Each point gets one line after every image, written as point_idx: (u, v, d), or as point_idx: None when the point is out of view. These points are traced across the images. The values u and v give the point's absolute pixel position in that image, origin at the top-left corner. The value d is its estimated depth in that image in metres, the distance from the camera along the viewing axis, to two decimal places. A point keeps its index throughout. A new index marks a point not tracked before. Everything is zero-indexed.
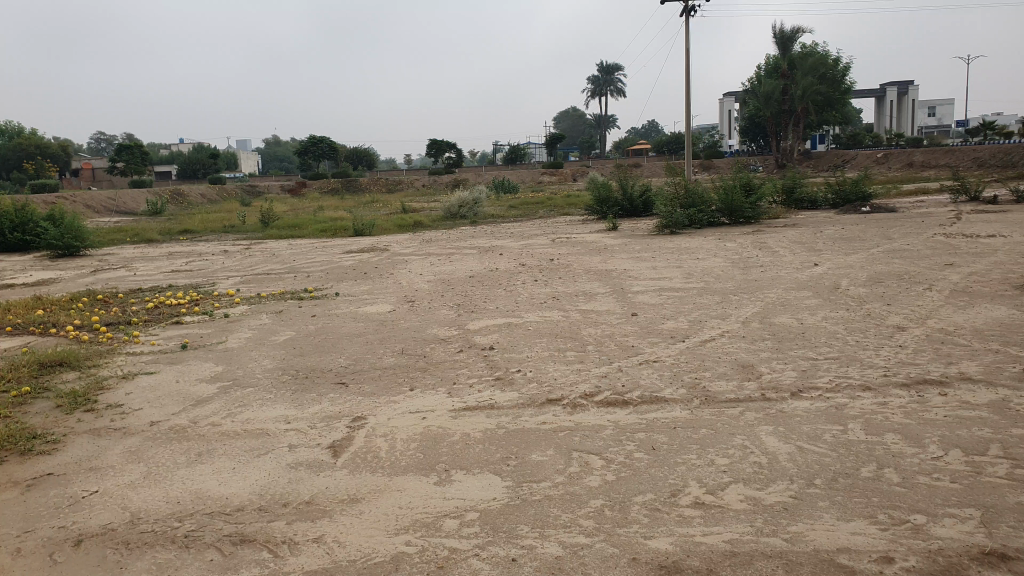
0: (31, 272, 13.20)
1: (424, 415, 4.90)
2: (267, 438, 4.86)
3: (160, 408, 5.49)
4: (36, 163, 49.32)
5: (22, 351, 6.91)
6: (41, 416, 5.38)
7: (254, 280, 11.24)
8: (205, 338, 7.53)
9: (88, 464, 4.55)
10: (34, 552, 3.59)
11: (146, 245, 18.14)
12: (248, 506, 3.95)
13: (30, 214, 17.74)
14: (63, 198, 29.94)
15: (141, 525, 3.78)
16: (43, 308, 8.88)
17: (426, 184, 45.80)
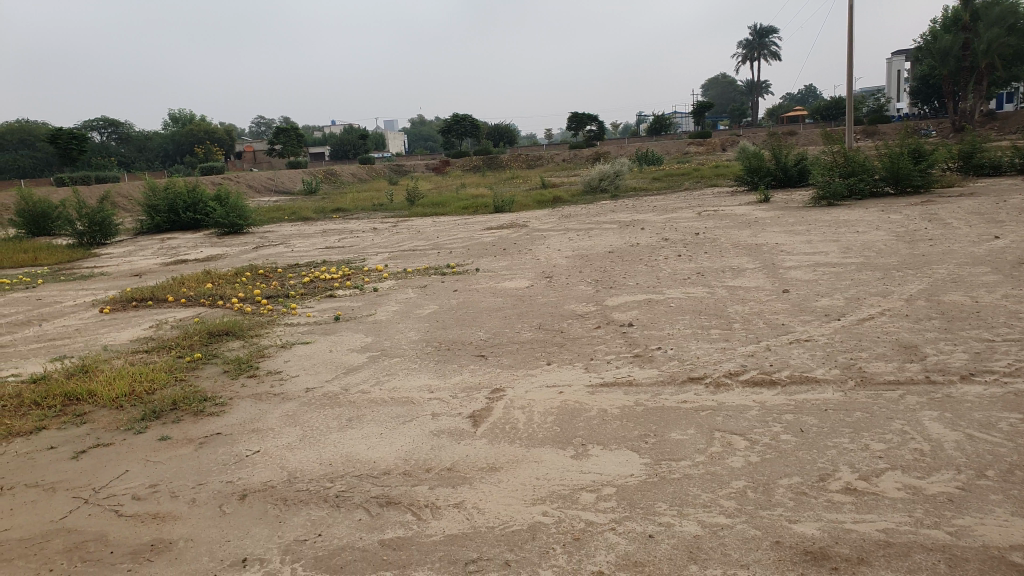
0: (203, 249, 14.42)
1: (562, 389, 4.92)
2: (412, 406, 5.06)
3: (315, 375, 5.86)
4: (208, 149, 53.68)
5: (194, 321, 7.58)
6: (211, 380, 5.89)
7: (400, 256, 11.71)
8: (356, 310, 7.94)
9: (251, 426, 4.93)
10: (206, 502, 3.95)
11: (303, 223, 19.33)
12: (394, 470, 4.13)
13: (201, 195, 19.34)
14: (228, 180, 32.48)
15: (298, 484, 4.06)
16: (213, 282, 9.67)
17: (568, 158, 45.68)
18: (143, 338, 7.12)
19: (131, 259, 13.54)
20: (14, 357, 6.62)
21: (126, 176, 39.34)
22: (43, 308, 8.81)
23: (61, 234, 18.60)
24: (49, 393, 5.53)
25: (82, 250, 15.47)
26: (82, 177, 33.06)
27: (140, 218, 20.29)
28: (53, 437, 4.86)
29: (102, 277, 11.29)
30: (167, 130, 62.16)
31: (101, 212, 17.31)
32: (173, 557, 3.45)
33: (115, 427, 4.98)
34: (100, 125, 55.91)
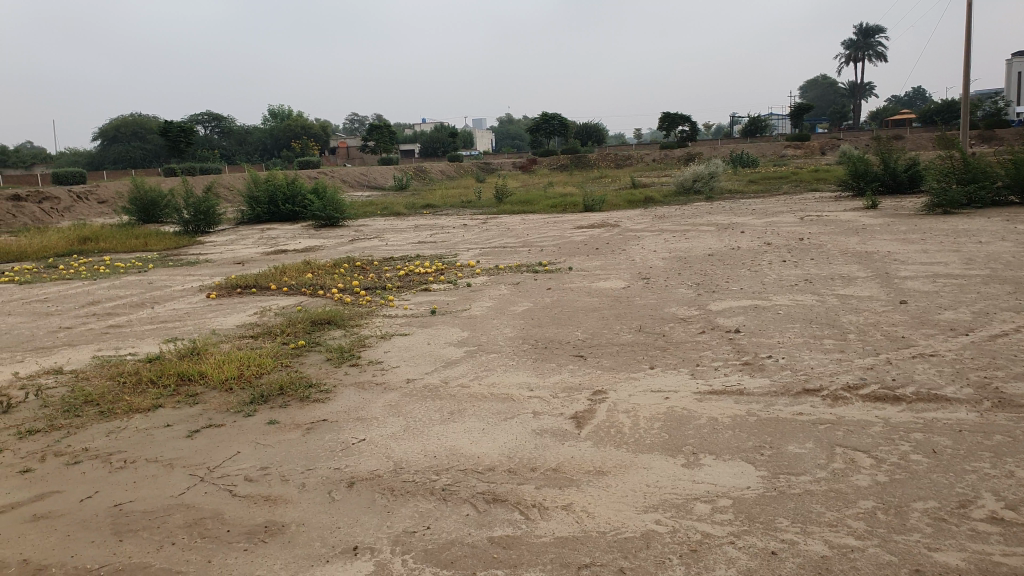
0: (301, 240, 14.86)
1: (667, 395, 4.79)
2: (513, 403, 5.04)
3: (414, 367, 5.92)
4: (304, 144, 55.44)
5: (297, 309, 7.77)
6: (314, 367, 6.02)
7: (492, 252, 11.76)
8: (452, 305, 8.00)
9: (355, 414, 5.00)
10: (316, 488, 4.00)
11: (395, 218, 19.70)
12: (499, 466, 4.11)
13: (298, 187, 19.95)
14: (324, 174, 33.52)
15: (404, 475, 4.08)
16: (313, 272, 9.93)
17: (659, 158, 45.01)
18: (249, 324, 7.33)
19: (234, 247, 14.07)
20: (131, 337, 6.91)
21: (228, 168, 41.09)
22: (155, 291, 9.23)
23: (168, 221, 19.50)
24: (164, 372, 5.74)
25: (188, 237, 16.17)
26: (188, 168, 34.72)
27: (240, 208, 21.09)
28: (169, 415, 5.01)
29: (208, 264, 11.76)
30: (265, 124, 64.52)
31: (206, 201, 18.05)
32: (287, 541, 3.49)
33: (226, 409, 5.12)
34: (204, 118, 58.52)
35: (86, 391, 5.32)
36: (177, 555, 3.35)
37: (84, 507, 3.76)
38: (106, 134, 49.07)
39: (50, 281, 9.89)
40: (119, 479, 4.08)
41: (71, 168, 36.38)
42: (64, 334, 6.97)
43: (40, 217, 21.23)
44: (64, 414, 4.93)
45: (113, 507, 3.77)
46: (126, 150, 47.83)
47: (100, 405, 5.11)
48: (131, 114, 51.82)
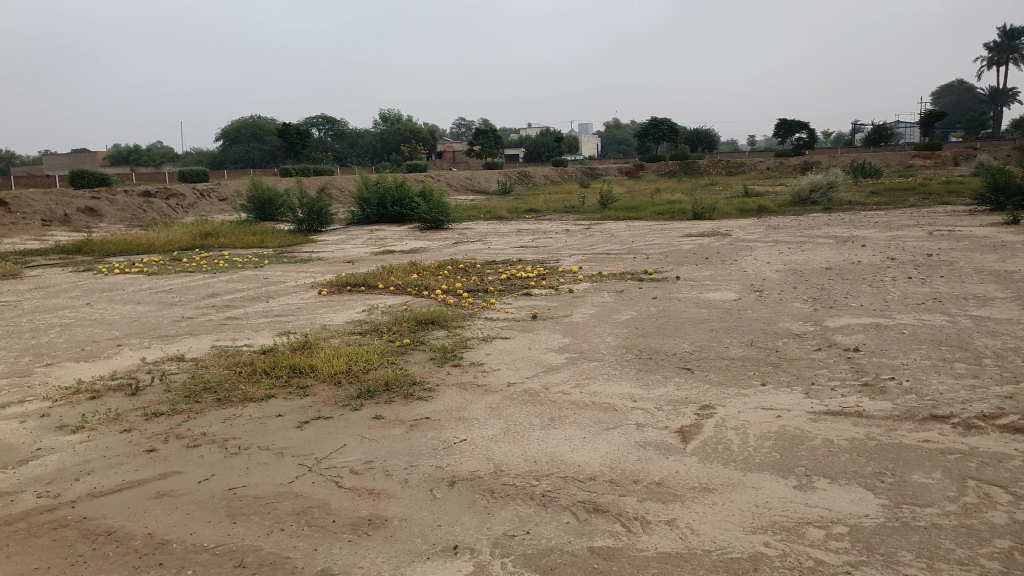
0: (408, 241, 15.23)
1: (780, 414, 4.59)
2: (615, 413, 4.96)
3: (516, 371, 5.93)
4: (412, 148, 56.87)
5: (402, 308, 7.95)
6: (418, 365, 6.12)
7: (596, 259, 11.67)
8: (554, 310, 7.99)
9: (457, 414, 5.05)
10: (418, 484, 4.05)
11: (499, 221, 19.89)
12: (600, 476, 4.04)
13: (406, 189, 20.46)
14: (431, 178, 34.31)
15: (504, 477, 4.08)
16: (418, 273, 10.13)
17: (772, 167, 43.60)
18: (356, 321, 7.56)
19: (344, 247, 14.57)
20: (247, 329, 7.25)
21: (341, 171, 42.68)
22: (270, 286, 9.66)
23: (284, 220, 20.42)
24: (277, 363, 5.97)
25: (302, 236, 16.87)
26: (303, 169, 36.23)
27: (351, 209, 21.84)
28: (281, 405, 5.21)
29: (320, 261, 12.23)
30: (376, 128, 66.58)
31: (319, 201, 18.79)
32: (389, 535, 3.54)
33: (334, 402, 5.27)
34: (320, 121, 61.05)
35: (207, 379, 5.60)
36: (286, 541, 3.46)
37: (202, 489, 3.94)
38: (229, 136, 51.97)
39: (176, 273, 10.52)
40: (235, 464, 4.27)
41: (198, 167, 38.68)
42: (187, 323, 7.39)
43: (168, 213, 22.67)
44: (186, 399, 5.20)
45: (228, 490, 3.94)
46: (247, 151, 50.47)
47: (218, 392, 5.36)
48: (253, 116, 54.65)
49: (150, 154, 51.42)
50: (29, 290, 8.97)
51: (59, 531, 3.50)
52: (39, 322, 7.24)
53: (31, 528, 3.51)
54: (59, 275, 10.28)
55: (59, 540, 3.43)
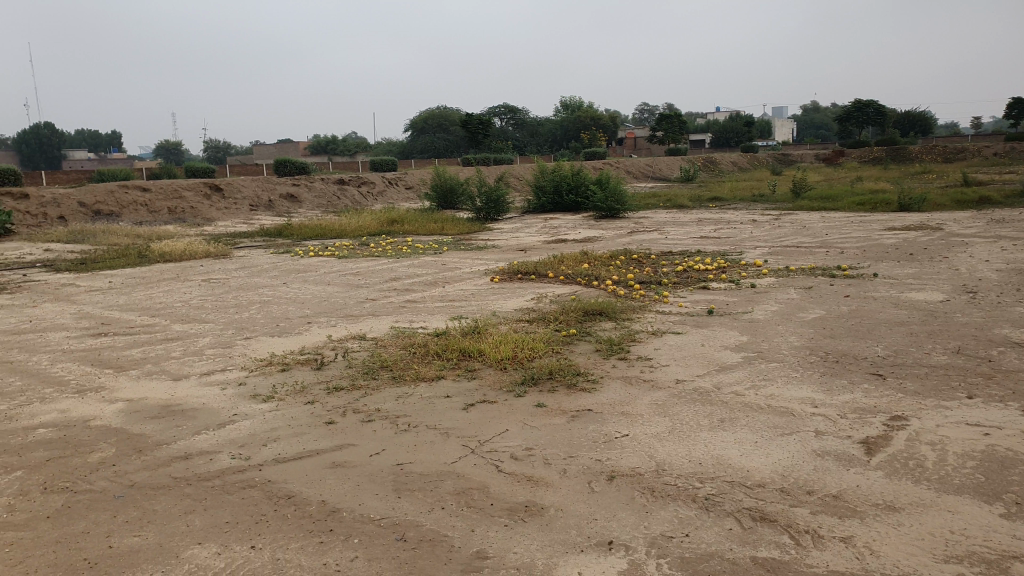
0: (583, 230, 15.23)
1: (987, 432, 4.09)
2: (792, 418, 4.64)
3: (685, 368, 5.72)
4: (592, 136, 56.76)
5: (572, 298, 7.93)
6: (584, 356, 6.07)
7: (782, 252, 11.03)
8: (731, 306, 7.64)
9: (620, 408, 4.93)
10: (576, 476, 3.96)
11: (678, 211, 19.38)
12: (770, 484, 3.79)
13: (583, 178, 20.46)
14: (611, 166, 34.12)
15: (665, 477, 3.91)
16: (590, 262, 10.09)
17: (997, 152, 39.12)
18: (526, 309, 7.64)
19: (519, 235, 14.84)
20: (423, 312, 7.55)
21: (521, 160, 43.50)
22: (446, 272, 10.02)
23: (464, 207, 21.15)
24: (448, 347, 6.14)
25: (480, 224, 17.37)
26: (485, 158, 37.35)
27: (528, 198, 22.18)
28: (449, 386, 5.33)
29: (495, 249, 12.52)
30: (557, 116, 67.10)
31: (496, 190, 19.26)
32: (545, 523, 3.49)
33: (498, 387, 5.32)
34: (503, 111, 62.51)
35: (383, 358, 5.88)
36: (445, 520, 3.52)
37: (372, 462, 4.11)
38: (417, 126, 54.70)
39: (362, 257, 11.19)
40: (404, 441, 4.39)
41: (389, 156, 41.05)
42: (369, 304, 7.83)
43: (359, 200, 24.25)
44: (363, 375, 5.49)
45: (395, 466, 4.07)
46: (433, 141, 52.84)
47: (393, 370, 5.61)
48: (439, 107, 57.02)
49: (346, 144, 55.18)
50: (236, 269, 9.92)
51: (246, 491, 3.80)
52: (243, 298, 7.98)
53: (224, 486, 3.86)
54: (262, 255, 11.29)
55: (247, 499, 3.73)
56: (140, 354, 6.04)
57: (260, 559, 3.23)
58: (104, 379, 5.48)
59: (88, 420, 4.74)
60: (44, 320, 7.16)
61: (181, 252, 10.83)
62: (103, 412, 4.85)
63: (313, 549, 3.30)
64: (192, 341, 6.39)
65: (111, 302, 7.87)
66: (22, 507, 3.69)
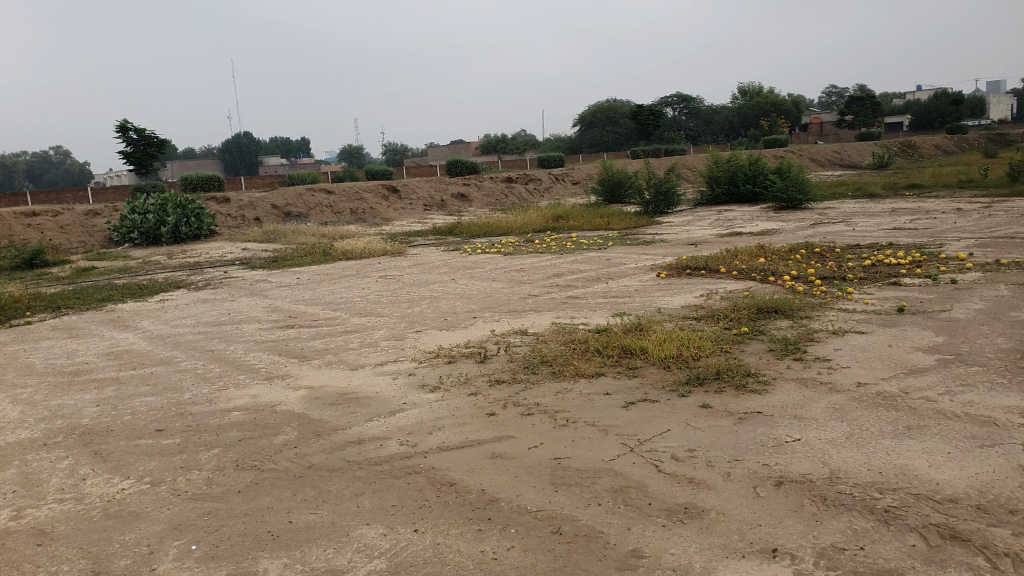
0: (759, 223, 14.55)
1: None
2: (994, 429, 4.16)
3: (869, 370, 5.28)
4: (771, 123, 53.96)
5: (743, 295, 7.55)
6: (755, 356, 5.61)
7: (991, 244, 9.93)
8: (926, 304, 6.97)
9: (793, 412, 4.50)
10: (741, 479, 3.71)
11: (868, 201, 18.01)
12: (964, 500, 3.42)
13: (761, 168, 19.54)
14: (793, 153, 32.37)
15: (840, 485, 3.61)
16: (766, 257, 9.60)
17: None
18: (693, 305, 7.36)
19: (691, 229, 14.44)
20: (587, 308, 7.52)
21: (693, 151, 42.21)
22: (612, 267, 9.94)
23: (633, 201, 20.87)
24: (609, 344, 5.83)
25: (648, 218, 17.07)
26: (657, 150, 36.68)
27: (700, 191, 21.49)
28: (610, 384, 5.07)
29: (663, 244, 12.25)
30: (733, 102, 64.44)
31: (667, 182, 18.85)
32: (705, 527, 3.32)
33: (661, 386, 4.95)
34: (675, 101, 61.01)
35: (544, 352, 5.83)
36: (601, 517, 3.46)
37: (531, 455, 4.10)
38: (587, 120, 54.82)
39: (528, 253, 11.36)
40: (562, 436, 4.31)
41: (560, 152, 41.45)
42: (534, 300, 7.92)
43: (528, 196, 24.69)
44: (524, 370, 5.48)
45: (553, 459, 4.03)
46: (604, 135, 52.69)
47: (553, 366, 5.51)
48: (609, 100, 56.65)
49: (516, 142, 56.34)
50: (410, 265, 10.44)
51: (412, 477, 3.98)
52: (415, 294, 8.37)
53: (392, 471, 4.06)
54: (434, 253, 11.79)
55: (412, 484, 3.90)
56: (321, 345, 6.51)
57: (421, 542, 3.37)
58: (290, 368, 5.96)
59: (276, 404, 5.18)
60: (241, 313, 7.90)
61: (361, 250, 11.55)
62: (288, 398, 5.28)
63: (472, 536, 3.39)
64: (367, 334, 6.79)
65: (297, 296, 8.55)
66: (219, 480, 4.10)
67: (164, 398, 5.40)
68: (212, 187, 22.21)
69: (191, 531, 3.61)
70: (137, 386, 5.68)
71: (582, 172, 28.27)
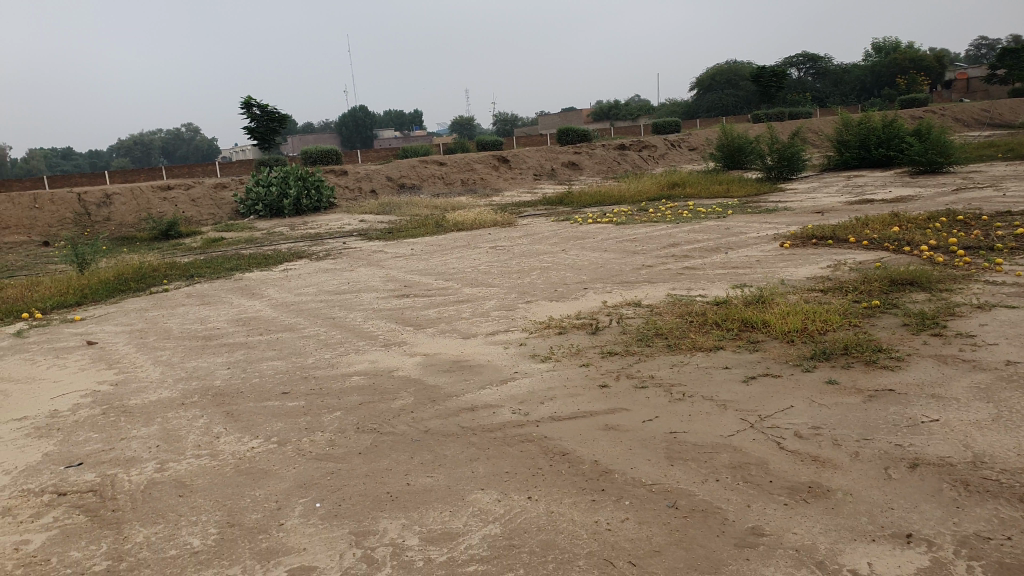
0: (892, 189, 13.66)
1: None
2: None
3: (1019, 347, 4.84)
4: (907, 80, 50.24)
5: (876, 266, 7.09)
6: (887, 331, 5.26)
7: None
8: None
9: (931, 391, 4.20)
10: (872, 460, 3.51)
11: (1020, 163, 16.52)
12: None
13: (897, 130, 18.30)
14: (932, 113, 30.11)
15: (985, 470, 3.34)
16: (900, 225, 9.00)
17: None
18: (819, 277, 6.97)
19: (815, 196, 13.73)
20: (704, 279, 7.29)
21: (819, 113, 39.96)
22: (730, 237, 9.59)
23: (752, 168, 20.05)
24: (728, 316, 5.64)
25: (769, 184, 16.35)
26: (781, 113, 35.03)
27: (825, 156, 20.37)
28: (728, 358, 4.91)
29: (785, 212, 11.72)
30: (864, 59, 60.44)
31: (791, 147, 18.00)
32: (831, 507, 3.16)
33: (784, 360, 4.75)
34: (799, 61, 57.90)
35: (658, 325, 5.70)
36: (719, 493, 3.36)
37: (645, 428, 4.03)
38: (704, 84, 53.07)
39: (641, 223, 11.14)
40: (677, 409, 4.22)
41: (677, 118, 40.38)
42: (647, 272, 7.76)
43: (641, 164, 24.22)
44: (637, 342, 5.38)
45: (668, 433, 3.95)
46: (722, 99, 50.85)
47: (669, 338, 5.37)
48: (727, 61, 54.39)
49: (629, 108, 55.16)
50: (521, 236, 10.46)
51: (525, 445, 3.99)
52: (525, 265, 8.37)
53: (505, 438, 4.09)
54: (545, 223, 11.75)
55: (525, 452, 3.92)
56: (435, 314, 6.64)
57: (535, 510, 3.38)
58: (406, 335, 6.11)
59: (393, 370, 5.33)
60: (359, 282, 8.17)
61: (472, 221, 11.68)
62: (404, 364, 5.42)
63: (585, 506, 3.37)
64: (480, 303, 6.87)
65: (411, 267, 8.74)
66: (341, 442, 4.27)
67: (288, 362, 5.67)
68: (330, 160, 23.04)
69: (315, 489, 3.77)
70: (264, 350, 5.99)
71: (697, 138, 27.40)
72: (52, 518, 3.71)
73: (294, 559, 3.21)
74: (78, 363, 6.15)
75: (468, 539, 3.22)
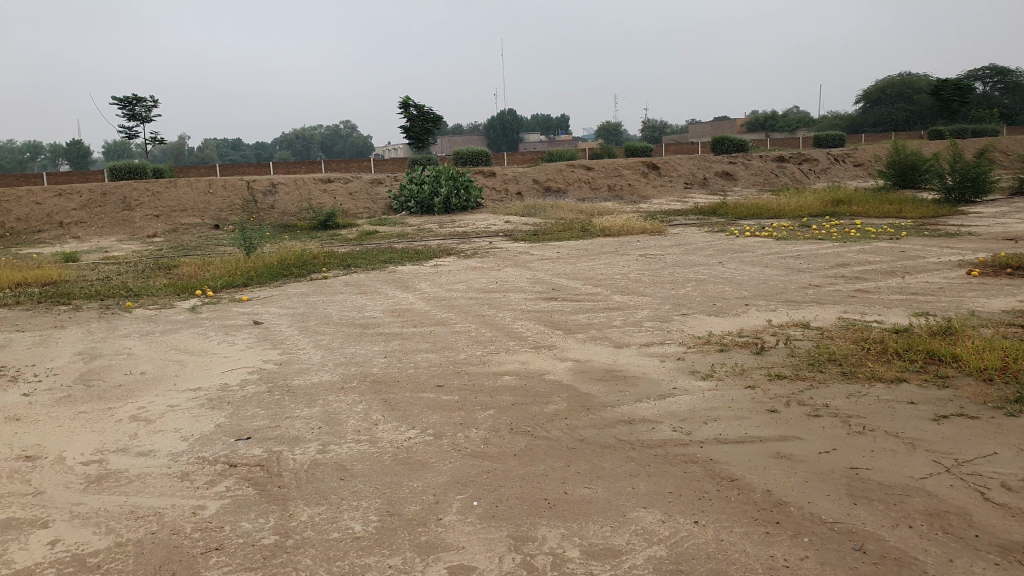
0: None
1: None
2: None
3: None
4: None
5: None
6: None
7: None
8: None
9: None
10: None
11: None
12: None
13: None
14: None
15: None
16: None
17: None
18: (1017, 311, 6.30)
19: (1005, 221, 12.55)
20: (879, 304, 6.78)
21: (1008, 132, 36.55)
22: (907, 260, 8.89)
23: (926, 187, 18.64)
24: (912, 347, 5.19)
25: (947, 205, 15.12)
26: (964, 131, 32.45)
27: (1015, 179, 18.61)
28: (914, 393, 4.49)
29: (971, 237, 10.78)
30: None
31: (976, 167, 16.58)
32: None
33: (982, 402, 4.28)
34: (984, 73, 53.34)
35: (831, 349, 5.32)
36: (913, 541, 3.05)
37: (822, 461, 3.75)
38: (873, 97, 50.23)
39: (804, 239, 10.61)
40: (858, 444, 3.89)
41: (842, 133, 38.36)
42: (814, 291, 7.33)
43: (800, 178, 23.17)
44: (808, 366, 5.05)
45: (850, 469, 3.64)
46: (891, 113, 47.83)
47: (844, 365, 5.00)
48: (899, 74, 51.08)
49: (786, 117, 52.79)
50: (673, 245, 10.20)
51: (689, 466, 3.80)
52: (680, 276, 8.12)
53: (667, 456, 3.92)
54: (697, 234, 11.41)
55: (689, 473, 3.73)
56: (586, 320, 6.53)
57: (703, 536, 3.19)
58: (555, 339, 6.04)
59: (545, 373, 5.27)
60: (508, 282, 8.21)
61: (621, 227, 11.51)
62: (557, 369, 5.34)
63: (759, 538, 3.15)
64: (633, 312, 6.70)
65: (560, 270, 8.69)
66: (496, 441, 4.23)
67: (441, 356, 5.73)
68: (480, 161, 23.52)
69: (473, 487, 3.74)
70: (418, 343, 6.09)
71: (865, 153, 25.93)
72: (224, 488, 3.88)
73: (454, 557, 3.18)
74: (245, 340, 6.50)
75: (632, 558, 3.08)
